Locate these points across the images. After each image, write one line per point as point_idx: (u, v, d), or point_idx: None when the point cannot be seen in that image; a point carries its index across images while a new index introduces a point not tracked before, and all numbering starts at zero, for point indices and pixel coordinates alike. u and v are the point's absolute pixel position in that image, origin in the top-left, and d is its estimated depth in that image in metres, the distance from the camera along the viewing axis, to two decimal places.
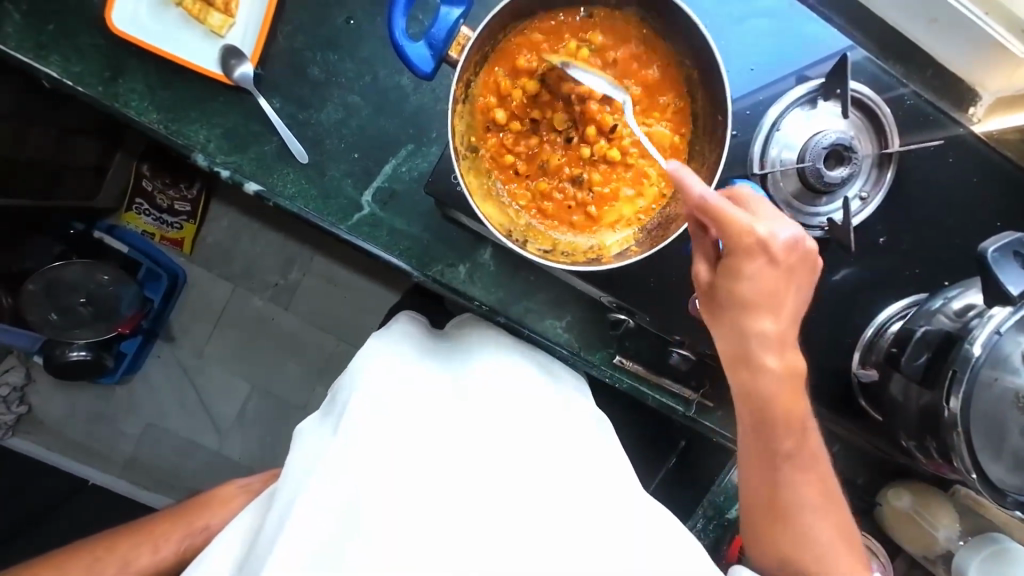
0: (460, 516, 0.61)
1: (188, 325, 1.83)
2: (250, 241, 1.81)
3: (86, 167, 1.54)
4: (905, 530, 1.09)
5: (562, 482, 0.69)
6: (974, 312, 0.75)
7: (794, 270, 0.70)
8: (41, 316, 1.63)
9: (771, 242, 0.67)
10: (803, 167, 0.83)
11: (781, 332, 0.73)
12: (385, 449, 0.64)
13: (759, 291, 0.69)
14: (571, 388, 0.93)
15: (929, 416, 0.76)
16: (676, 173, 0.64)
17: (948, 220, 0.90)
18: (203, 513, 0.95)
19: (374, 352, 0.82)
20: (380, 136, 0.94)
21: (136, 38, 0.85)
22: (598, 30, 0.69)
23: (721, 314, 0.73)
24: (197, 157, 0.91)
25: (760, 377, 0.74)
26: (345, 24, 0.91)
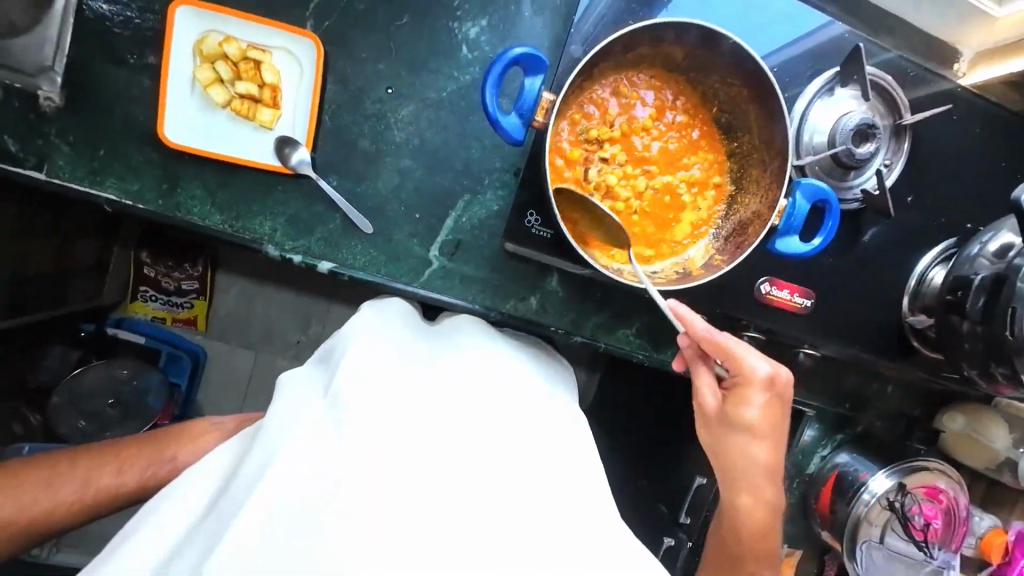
0: (428, 485, 0.64)
1: (217, 399, 1.82)
2: (271, 304, 1.82)
3: (89, 268, 1.56)
4: (965, 448, 1.21)
5: (537, 474, 0.71)
6: (1013, 252, 0.86)
7: (786, 405, 0.84)
8: (70, 425, 1.59)
9: (780, 374, 0.81)
10: (836, 150, 0.91)
11: (773, 452, 0.86)
12: (373, 416, 0.67)
13: (759, 419, 0.82)
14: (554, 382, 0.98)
15: (992, 345, 0.84)
16: (685, 317, 0.82)
17: (960, 169, 1.00)
18: (172, 444, 0.93)
19: (361, 325, 0.85)
20: (437, 194, 0.98)
21: (194, 149, 0.87)
22: (644, 68, 0.76)
23: (718, 433, 0.85)
24: (268, 249, 0.93)
25: (750, 497, 0.87)
26: (386, 93, 0.93)
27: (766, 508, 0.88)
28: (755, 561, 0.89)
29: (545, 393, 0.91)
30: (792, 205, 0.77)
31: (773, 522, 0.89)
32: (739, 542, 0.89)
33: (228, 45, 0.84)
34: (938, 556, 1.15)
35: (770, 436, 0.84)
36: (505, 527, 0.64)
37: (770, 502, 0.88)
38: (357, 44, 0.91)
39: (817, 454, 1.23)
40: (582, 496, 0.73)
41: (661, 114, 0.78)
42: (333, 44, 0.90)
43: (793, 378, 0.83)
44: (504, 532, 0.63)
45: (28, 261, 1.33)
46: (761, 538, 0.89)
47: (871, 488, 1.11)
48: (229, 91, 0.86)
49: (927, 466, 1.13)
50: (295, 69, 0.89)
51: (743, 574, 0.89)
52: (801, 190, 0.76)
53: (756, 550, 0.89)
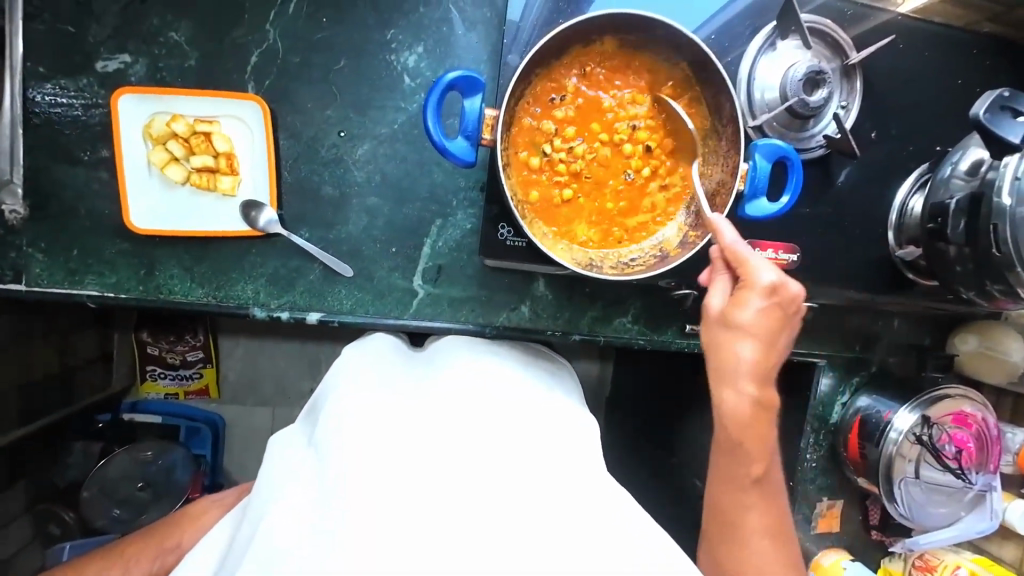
0: (412, 499, 0.64)
1: (244, 461, 1.83)
2: (274, 359, 1.82)
3: (93, 359, 1.59)
4: (982, 366, 1.20)
5: (507, 461, 0.70)
6: (985, 166, 0.85)
7: (788, 321, 0.75)
8: (105, 514, 1.58)
9: (776, 285, 0.72)
10: (790, 103, 0.90)
11: (765, 361, 0.74)
12: (354, 448, 0.69)
13: (756, 323, 0.73)
14: (551, 386, 0.96)
15: (984, 264, 0.83)
16: (714, 220, 0.73)
17: (918, 95, 1.00)
18: (173, 532, 0.97)
19: (342, 370, 0.90)
20: (409, 224, 0.98)
21: (164, 230, 0.88)
22: (578, 61, 0.74)
23: (713, 334, 0.76)
24: (255, 311, 0.94)
25: (736, 397, 0.75)
26: (339, 137, 0.94)
27: (756, 409, 0.75)
28: (755, 495, 0.76)
29: (541, 395, 0.90)
30: (753, 167, 0.76)
31: (765, 437, 0.76)
32: (727, 435, 0.76)
33: (176, 123, 0.85)
34: (977, 480, 1.13)
35: (765, 342, 0.74)
36: (495, 530, 0.62)
37: (756, 401, 0.75)
38: (301, 97, 0.92)
39: (838, 403, 1.23)
40: (580, 492, 0.70)
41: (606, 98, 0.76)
42: (277, 101, 0.91)
43: (802, 294, 0.74)
44: (496, 536, 0.61)
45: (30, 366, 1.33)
46: (748, 433, 0.76)
47: (896, 426, 1.10)
48: (186, 168, 0.87)
49: (949, 395, 1.12)
50: (246, 134, 0.89)
51: (738, 503, 0.76)
52: (759, 152, 0.76)
53: (744, 437, 0.76)
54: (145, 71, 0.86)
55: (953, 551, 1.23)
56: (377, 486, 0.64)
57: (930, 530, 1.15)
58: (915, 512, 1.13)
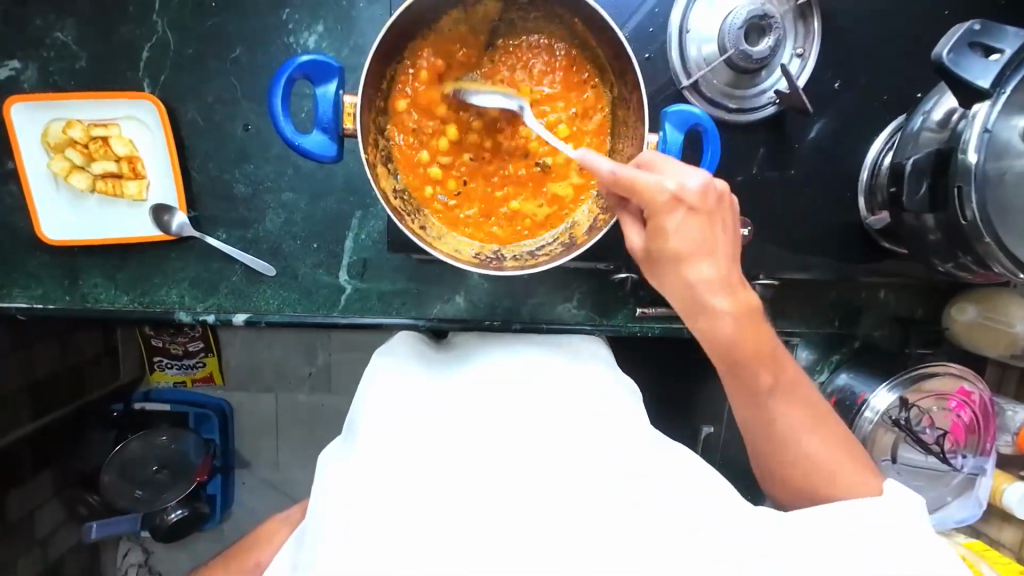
0: (518, 508, 0.52)
1: (256, 445, 1.71)
2: (272, 348, 1.65)
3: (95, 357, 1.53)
4: (982, 338, 1.06)
5: (558, 460, 0.56)
6: (957, 116, 0.72)
7: (716, 213, 0.63)
8: (128, 497, 1.57)
9: (685, 194, 0.61)
10: (728, 56, 0.79)
11: (724, 271, 0.65)
12: (380, 453, 0.58)
13: (688, 243, 0.63)
14: (601, 370, 0.80)
15: (952, 232, 0.72)
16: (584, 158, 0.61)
17: (891, 33, 0.86)
18: (254, 550, 0.93)
19: (378, 372, 0.76)
20: (329, 218, 0.94)
21: (77, 241, 0.87)
22: (457, 34, 0.67)
23: (653, 273, 0.67)
24: (181, 315, 0.93)
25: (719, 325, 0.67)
26: (245, 132, 0.89)
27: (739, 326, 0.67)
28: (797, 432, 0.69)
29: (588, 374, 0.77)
30: (664, 139, 0.67)
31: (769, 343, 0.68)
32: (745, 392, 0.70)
33: (72, 129, 0.83)
34: (967, 463, 1.04)
35: (707, 250, 0.64)
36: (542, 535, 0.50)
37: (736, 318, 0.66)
38: (201, 90, 0.87)
39: (815, 381, 1.13)
40: (632, 484, 0.54)
41: (496, 70, 0.68)
42: (174, 98, 0.87)
43: (712, 178, 0.62)
44: (541, 543, 0.49)
45: (31, 367, 1.32)
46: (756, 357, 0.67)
47: (872, 406, 1.01)
48: (90, 175, 0.85)
49: (942, 373, 1.01)
50: (146, 135, 0.86)
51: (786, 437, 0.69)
52: (670, 120, 0.67)
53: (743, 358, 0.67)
54: (38, 78, 0.84)
55: (944, 536, 1.13)
56: (406, 493, 0.53)
57: None
58: None
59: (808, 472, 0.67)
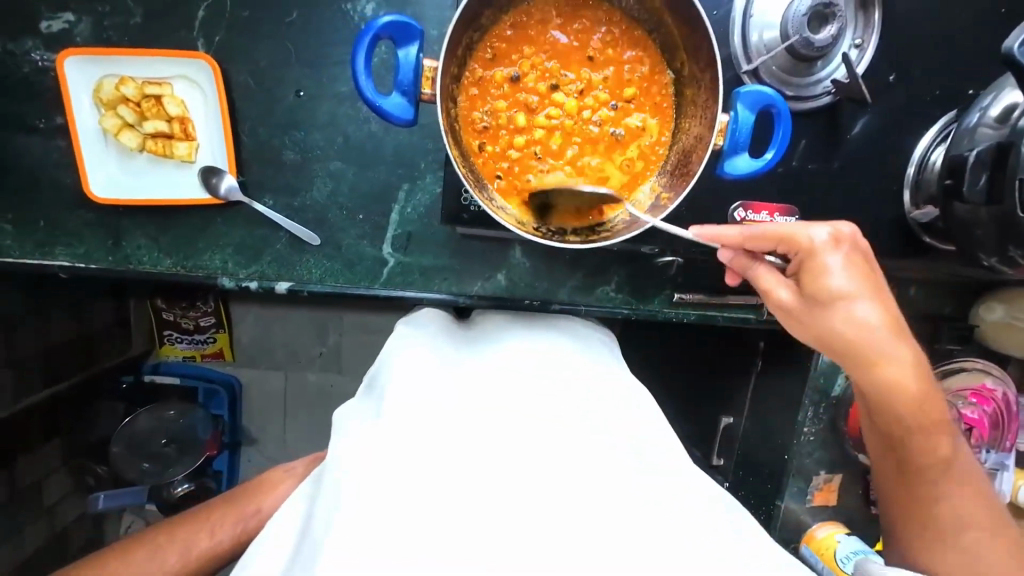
0: (549, 493, 0.53)
1: (263, 423, 1.69)
2: (285, 325, 1.63)
3: (109, 328, 1.49)
4: (1008, 337, 1.08)
5: (587, 458, 0.57)
6: (1017, 112, 0.73)
7: (868, 258, 0.69)
8: (134, 469, 1.52)
9: (781, 292, 0.71)
10: (791, 43, 0.79)
11: (890, 315, 0.69)
12: (413, 424, 0.58)
13: (849, 282, 0.66)
14: (611, 366, 0.81)
15: (1008, 225, 0.73)
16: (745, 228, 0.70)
17: (947, 29, 0.87)
18: (252, 498, 0.92)
19: (402, 340, 0.77)
20: (376, 188, 0.93)
21: (124, 200, 0.86)
22: (528, 13, 0.68)
23: (815, 323, 0.70)
24: (223, 281, 0.91)
25: (898, 368, 0.71)
26: (297, 98, 0.89)
27: (916, 365, 0.71)
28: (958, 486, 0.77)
29: (610, 373, 0.78)
30: (735, 119, 0.68)
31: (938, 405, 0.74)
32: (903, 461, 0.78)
33: (125, 86, 0.83)
34: (989, 458, 1.06)
35: (870, 291, 0.68)
36: (569, 521, 0.50)
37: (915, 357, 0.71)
38: (255, 53, 0.87)
39: (840, 376, 1.12)
40: (654, 485, 0.56)
41: (565, 50, 0.70)
42: (228, 59, 0.86)
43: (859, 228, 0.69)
44: (565, 525, 0.50)
45: (47, 335, 1.28)
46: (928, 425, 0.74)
47: None
48: (141, 134, 0.85)
49: (965, 366, 1.06)
50: (198, 96, 0.86)
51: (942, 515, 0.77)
52: (742, 101, 0.68)
53: (920, 461, 0.77)
54: (91, 33, 0.84)
55: None
56: (434, 473, 0.53)
57: None
58: None
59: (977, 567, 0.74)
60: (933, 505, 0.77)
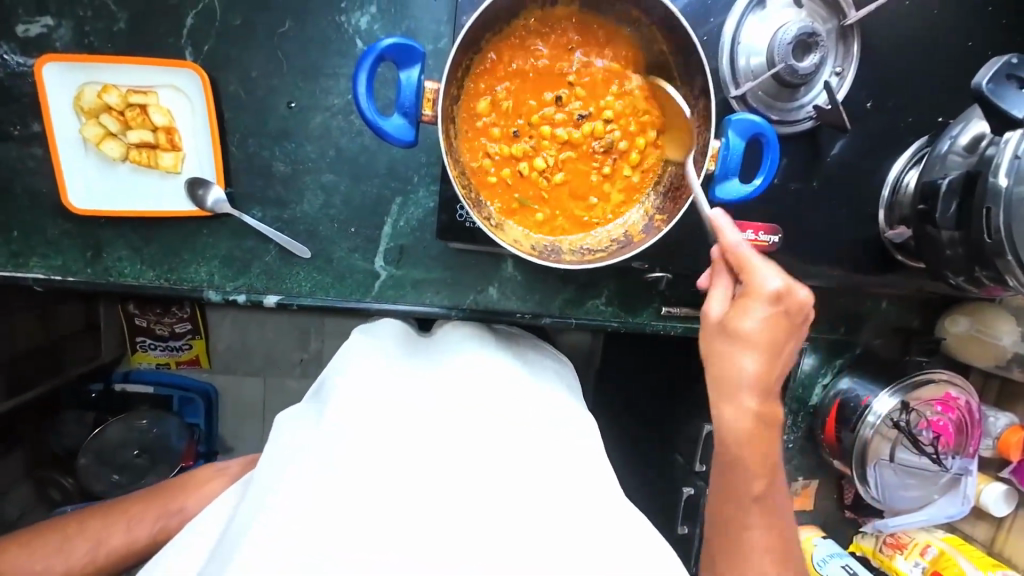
0: (506, 498, 0.57)
1: (240, 432, 1.64)
2: (265, 332, 1.59)
3: (78, 335, 1.43)
4: (969, 349, 1.15)
5: (545, 469, 0.61)
6: (985, 142, 0.78)
7: (795, 332, 0.68)
8: (103, 481, 1.46)
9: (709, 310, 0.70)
10: (777, 70, 0.82)
11: (769, 371, 0.68)
12: (374, 428, 0.61)
13: (760, 335, 0.66)
14: (556, 386, 0.83)
15: (976, 250, 0.77)
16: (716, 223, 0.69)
17: (920, 59, 0.92)
18: (177, 495, 0.87)
19: (354, 351, 0.79)
20: (369, 201, 0.92)
21: (107, 211, 0.84)
22: (528, 32, 0.69)
23: (711, 345, 0.69)
24: (209, 294, 0.89)
25: (734, 415, 0.68)
26: (289, 109, 0.87)
27: (765, 447, 0.69)
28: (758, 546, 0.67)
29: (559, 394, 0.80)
30: (726, 145, 0.72)
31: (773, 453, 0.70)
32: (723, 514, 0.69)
33: (108, 94, 0.80)
34: (953, 464, 1.12)
35: (769, 353, 0.67)
36: (554, 540, 0.54)
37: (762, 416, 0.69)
38: (247, 63, 0.85)
39: (818, 385, 1.17)
40: (611, 502, 0.61)
41: (563, 70, 0.70)
42: (217, 69, 0.85)
43: (812, 303, 0.67)
44: (521, 535, 0.53)
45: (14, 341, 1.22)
46: (755, 466, 0.68)
47: (875, 410, 1.06)
48: (124, 143, 0.82)
49: (933, 379, 1.08)
50: (185, 104, 0.84)
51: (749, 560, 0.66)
52: (733, 128, 0.71)
53: (739, 457, 0.68)
54: (72, 37, 0.81)
55: (924, 530, 1.20)
56: (399, 478, 0.56)
57: (899, 513, 1.15)
58: (885, 494, 1.12)
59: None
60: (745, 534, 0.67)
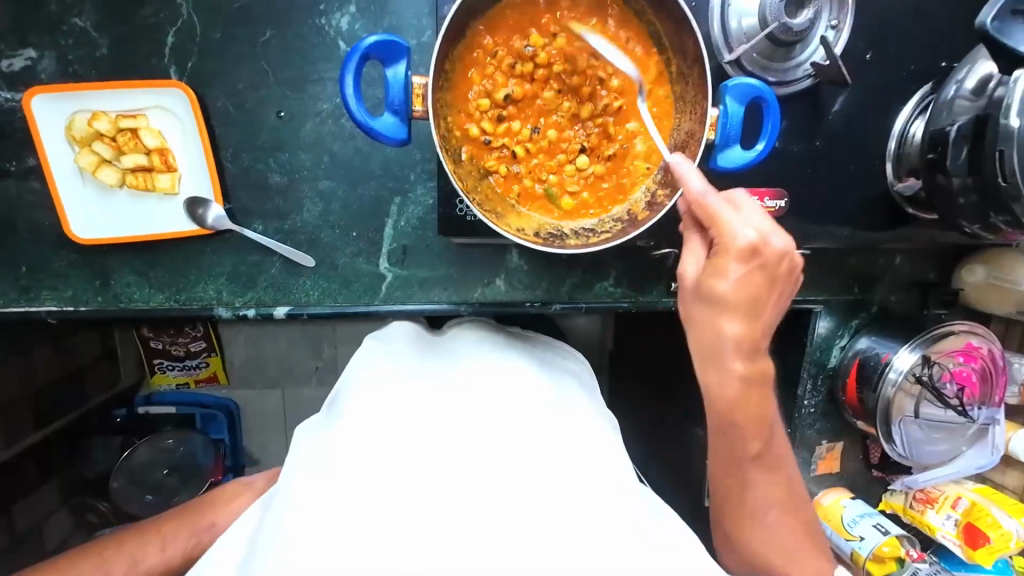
0: (521, 502, 0.55)
1: (265, 444, 1.66)
2: (279, 344, 1.60)
3: (98, 363, 1.45)
4: (988, 297, 1.12)
5: (562, 471, 0.60)
6: (993, 84, 0.75)
7: (772, 280, 0.67)
8: (138, 502, 1.49)
9: (685, 271, 0.70)
10: (770, 30, 0.80)
11: (751, 332, 0.69)
12: (386, 438, 0.61)
13: (738, 295, 0.66)
14: (573, 385, 0.82)
15: (989, 196, 0.75)
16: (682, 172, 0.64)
17: (918, 4, 0.88)
18: (205, 512, 0.89)
19: (365, 357, 0.79)
20: (368, 204, 0.91)
21: (111, 238, 0.84)
22: (514, 21, 0.68)
23: (690, 309, 0.70)
24: (219, 312, 0.90)
25: (723, 378, 0.71)
26: (279, 119, 0.87)
27: (756, 396, 0.73)
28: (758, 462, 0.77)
29: (573, 394, 0.78)
30: (725, 112, 0.70)
31: (765, 407, 0.74)
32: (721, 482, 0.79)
33: (98, 121, 0.80)
34: (981, 414, 1.10)
35: (745, 311, 0.67)
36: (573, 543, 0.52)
37: (745, 375, 0.71)
38: (232, 76, 0.84)
39: (836, 347, 1.16)
40: (633, 505, 0.59)
41: (550, 53, 0.68)
42: (203, 85, 0.84)
43: (789, 248, 0.65)
44: (537, 539, 0.52)
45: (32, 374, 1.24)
46: (742, 411, 0.73)
47: (895, 366, 1.05)
48: (119, 169, 0.82)
49: (955, 331, 1.06)
50: (176, 124, 0.84)
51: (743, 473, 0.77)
52: (730, 94, 0.70)
53: (740, 417, 0.73)
54: (56, 67, 0.81)
55: (954, 483, 1.19)
56: (413, 487, 0.56)
57: (928, 468, 1.14)
58: (912, 450, 1.11)
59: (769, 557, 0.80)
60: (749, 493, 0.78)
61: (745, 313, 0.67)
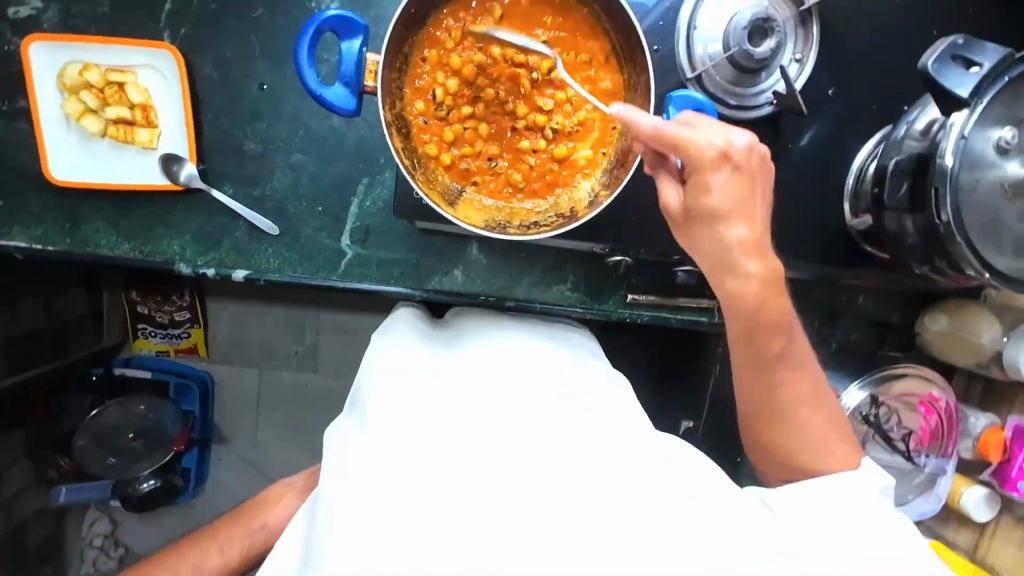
0: (559, 482, 0.52)
1: (236, 421, 1.65)
2: (263, 324, 1.62)
3: (81, 320, 1.46)
4: (948, 347, 1.11)
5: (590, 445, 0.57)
6: (937, 126, 0.77)
7: (756, 176, 0.67)
8: (100, 463, 1.51)
9: (669, 200, 0.71)
10: (731, 54, 0.84)
11: (757, 231, 0.68)
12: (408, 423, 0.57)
13: (728, 201, 0.66)
14: (588, 359, 0.80)
15: (930, 235, 0.77)
16: (629, 117, 0.64)
17: (882, 48, 0.92)
18: (257, 513, 0.93)
19: (383, 348, 0.75)
20: (337, 181, 0.95)
21: (84, 183, 0.88)
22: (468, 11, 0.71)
23: (692, 234, 0.70)
24: (180, 267, 0.92)
25: (744, 282, 0.69)
26: (260, 90, 0.91)
27: (770, 284, 0.69)
28: (785, 359, 0.73)
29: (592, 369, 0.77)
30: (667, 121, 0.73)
31: (784, 302, 0.70)
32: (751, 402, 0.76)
33: (88, 73, 0.86)
34: (928, 463, 1.12)
35: (745, 213, 0.67)
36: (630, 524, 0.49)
37: (766, 274, 0.69)
38: (221, 46, 0.89)
39: None
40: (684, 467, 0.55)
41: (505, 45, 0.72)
42: (192, 51, 0.89)
43: (757, 143, 0.66)
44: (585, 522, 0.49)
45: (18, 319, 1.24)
46: (763, 314, 0.70)
47: (844, 401, 1.07)
48: (102, 120, 0.87)
49: (910, 374, 1.09)
50: (162, 85, 0.88)
51: (774, 371, 0.73)
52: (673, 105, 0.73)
53: (755, 316, 0.70)
54: (58, 19, 0.87)
55: None
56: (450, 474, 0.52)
57: None
58: None
59: (803, 447, 0.72)
60: (778, 395, 0.73)
61: (745, 215, 0.68)
